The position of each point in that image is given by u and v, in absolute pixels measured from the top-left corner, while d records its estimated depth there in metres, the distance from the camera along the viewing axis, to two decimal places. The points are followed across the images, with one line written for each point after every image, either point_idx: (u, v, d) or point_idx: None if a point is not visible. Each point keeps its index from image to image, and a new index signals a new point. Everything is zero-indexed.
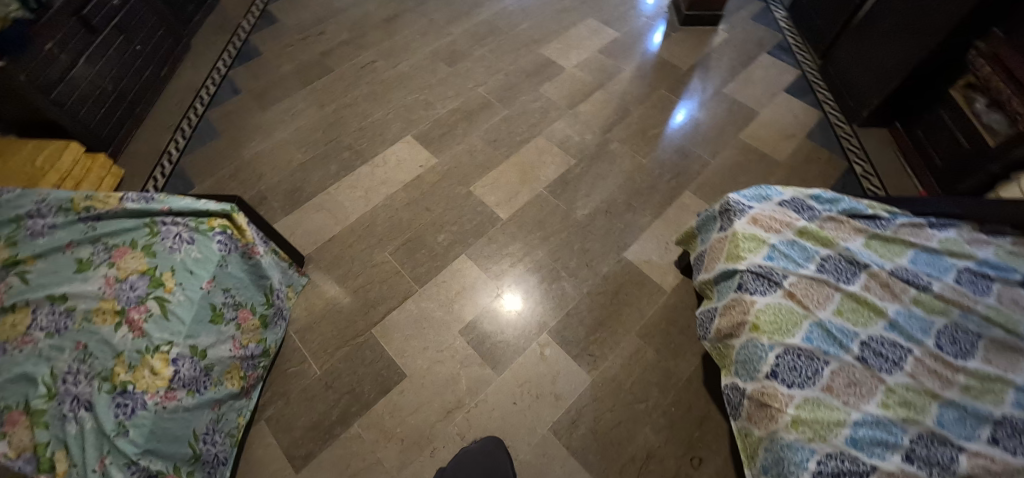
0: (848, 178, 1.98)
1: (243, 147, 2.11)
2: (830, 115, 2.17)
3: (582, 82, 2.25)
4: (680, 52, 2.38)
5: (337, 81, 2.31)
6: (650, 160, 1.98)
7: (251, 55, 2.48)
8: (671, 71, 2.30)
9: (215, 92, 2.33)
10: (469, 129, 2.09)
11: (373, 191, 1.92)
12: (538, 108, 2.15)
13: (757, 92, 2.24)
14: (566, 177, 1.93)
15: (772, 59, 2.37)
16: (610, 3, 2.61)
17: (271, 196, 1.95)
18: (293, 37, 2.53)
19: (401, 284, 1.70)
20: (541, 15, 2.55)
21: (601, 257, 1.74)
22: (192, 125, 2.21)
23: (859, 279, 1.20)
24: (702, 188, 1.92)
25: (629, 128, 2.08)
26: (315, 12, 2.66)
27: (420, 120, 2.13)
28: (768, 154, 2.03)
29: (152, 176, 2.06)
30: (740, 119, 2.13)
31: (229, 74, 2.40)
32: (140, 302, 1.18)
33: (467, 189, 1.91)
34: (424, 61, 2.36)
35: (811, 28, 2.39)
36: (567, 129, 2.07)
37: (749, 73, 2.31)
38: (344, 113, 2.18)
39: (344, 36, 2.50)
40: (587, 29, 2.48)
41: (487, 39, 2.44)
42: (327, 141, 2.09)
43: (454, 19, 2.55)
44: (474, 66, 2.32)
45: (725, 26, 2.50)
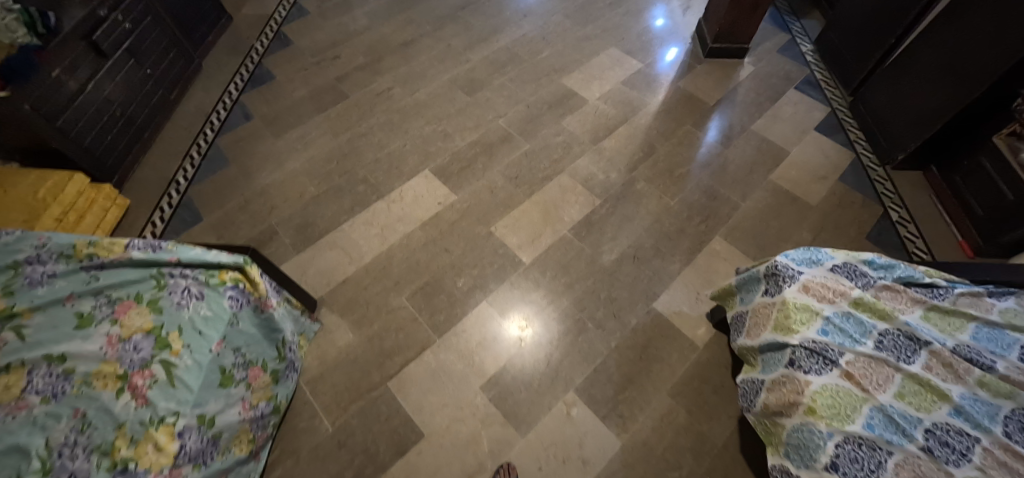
0: (884, 224, 1.89)
1: (254, 177, 2.03)
2: (862, 156, 2.09)
3: (606, 116, 2.17)
4: (706, 85, 2.30)
5: (352, 108, 2.23)
6: (678, 201, 1.90)
7: (263, 78, 2.40)
8: (698, 106, 2.22)
9: (225, 117, 2.26)
10: (489, 164, 2.01)
11: (390, 228, 1.84)
12: (561, 142, 2.07)
13: (787, 129, 2.16)
14: (591, 218, 1.85)
15: (801, 94, 2.29)
16: (632, 32, 2.54)
17: (282, 230, 1.87)
18: (307, 61, 2.46)
19: (419, 333, 1.62)
20: (562, 43, 2.47)
21: (630, 307, 1.65)
22: (202, 153, 2.14)
23: (920, 358, 1.11)
24: (733, 232, 1.83)
25: (655, 166, 2.00)
26: (329, 34, 2.59)
27: (438, 153, 2.05)
28: (801, 196, 1.94)
29: (159, 206, 1.98)
30: (771, 158, 2.05)
31: (240, 99, 2.33)
32: (144, 366, 1.09)
33: (487, 229, 1.83)
34: (442, 89, 2.28)
35: (841, 63, 2.31)
36: (591, 167, 1.99)
37: (778, 109, 2.23)
38: (358, 143, 2.10)
39: (359, 61, 2.43)
40: (610, 59, 2.41)
41: (507, 67, 2.37)
42: (341, 173, 2.01)
43: (473, 45, 2.48)
44: (493, 95, 2.25)
45: (751, 59, 2.43)
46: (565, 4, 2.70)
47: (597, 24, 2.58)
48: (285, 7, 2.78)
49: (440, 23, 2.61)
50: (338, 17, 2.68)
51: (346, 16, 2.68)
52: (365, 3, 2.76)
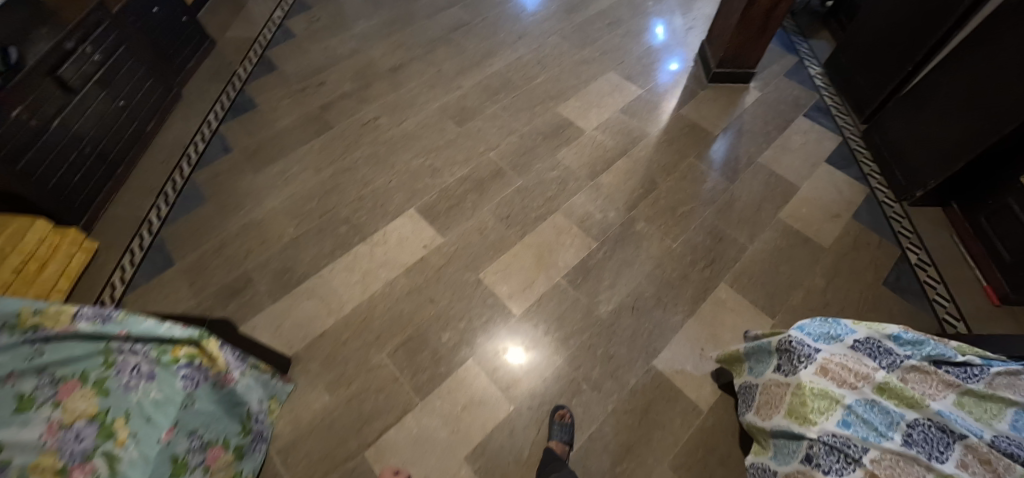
0: (903, 267, 1.76)
1: (230, 217, 1.92)
2: (877, 191, 1.95)
3: (604, 147, 2.04)
4: (710, 113, 2.18)
5: (336, 139, 2.12)
6: (681, 243, 1.77)
7: (245, 107, 2.30)
8: (701, 136, 2.09)
9: (203, 150, 2.15)
10: (479, 203, 1.88)
11: (372, 275, 1.73)
12: (556, 178, 1.94)
13: (797, 161, 2.02)
14: (587, 263, 1.72)
15: (811, 122, 2.16)
16: (632, 55, 2.42)
17: (258, 276, 1.76)
18: (290, 88, 2.35)
19: (400, 394, 1.50)
20: (559, 67, 2.35)
21: (628, 366, 1.53)
22: (177, 189, 2.03)
23: (954, 454, 0.94)
24: (740, 278, 1.70)
25: (656, 204, 1.87)
26: (315, 59, 2.47)
27: (425, 190, 1.93)
28: (812, 237, 1.81)
29: (130, 248, 1.88)
30: (780, 194, 1.91)
31: (221, 129, 2.22)
32: (86, 460, 0.96)
33: (476, 276, 1.70)
34: (431, 118, 2.17)
35: (852, 89, 2.18)
36: (588, 204, 1.86)
37: (787, 138, 2.09)
38: (341, 178, 1.99)
39: (346, 88, 2.32)
40: (608, 85, 2.28)
41: (500, 93, 2.25)
42: (321, 212, 1.90)
43: (465, 70, 2.36)
44: (485, 125, 2.13)
45: (757, 83, 2.30)
46: (562, 24, 2.57)
47: (595, 46, 2.46)
48: (270, 30, 2.67)
49: (431, 45, 2.49)
50: (325, 40, 2.57)
51: (333, 39, 2.57)
52: (354, 24, 2.65)
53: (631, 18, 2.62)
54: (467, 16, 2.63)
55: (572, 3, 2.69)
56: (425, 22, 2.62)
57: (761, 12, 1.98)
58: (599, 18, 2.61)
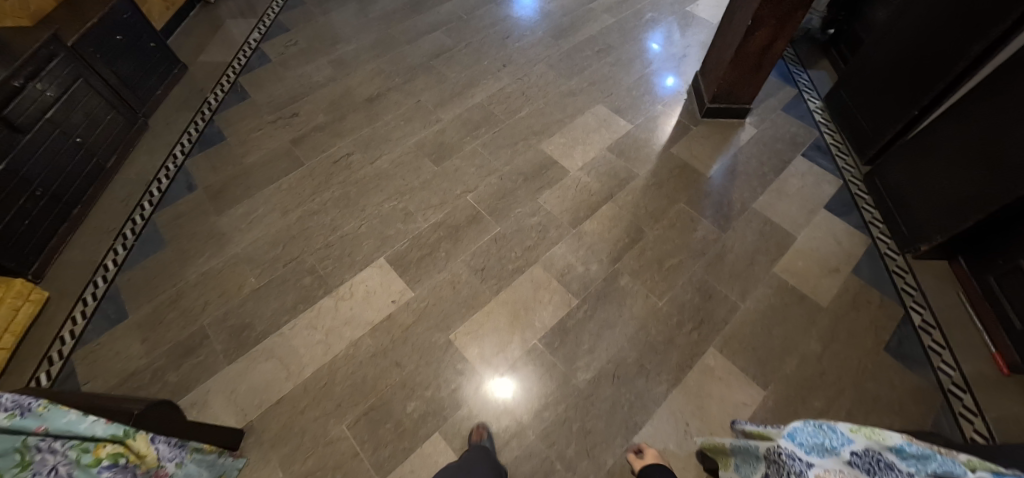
0: (905, 330, 1.64)
1: (189, 264, 1.81)
2: (878, 242, 1.83)
3: (588, 190, 1.91)
4: (703, 151, 2.05)
5: (306, 178, 2.00)
6: (667, 302, 1.66)
7: (213, 139, 2.18)
8: (693, 177, 1.96)
9: (167, 187, 2.04)
10: (453, 252, 1.77)
11: (335, 333, 1.61)
12: (536, 225, 1.82)
13: (794, 208, 1.90)
14: (565, 324, 1.61)
15: (809, 163, 2.03)
16: (621, 86, 2.29)
17: (213, 333, 1.64)
18: (261, 119, 2.23)
19: (359, 472, 1.39)
20: (543, 99, 2.23)
21: (606, 444, 1.41)
22: (137, 231, 1.92)
23: None
24: (730, 343, 1.58)
25: (642, 256, 1.75)
26: (289, 87, 2.36)
27: (396, 237, 1.81)
28: (808, 295, 1.69)
29: (82, 297, 1.76)
30: (775, 245, 1.79)
31: (187, 164, 2.11)
32: None
33: (446, 337, 1.59)
34: (407, 155, 2.05)
35: (853, 128, 2.05)
36: (569, 256, 1.75)
37: (783, 181, 1.97)
38: (308, 222, 1.87)
39: (319, 119, 2.21)
40: (595, 119, 2.16)
41: (481, 128, 2.13)
42: (286, 260, 1.78)
43: (445, 102, 2.24)
44: (463, 164, 2.01)
45: (753, 119, 2.17)
46: (549, 51, 2.45)
47: (583, 75, 2.33)
48: (245, 54, 2.56)
49: (411, 73, 2.37)
50: (301, 66, 2.45)
51: (309, 64, 2.46)
52: (332, 49, 2.53)
53: (622, 44, 2.50)
54: (450, 41, 2.52)
55: (560, 28, 2.57)
56: (406, 47, 2.50)
57: (757, 48, 1.86)
58: (588, 44, 2.49)
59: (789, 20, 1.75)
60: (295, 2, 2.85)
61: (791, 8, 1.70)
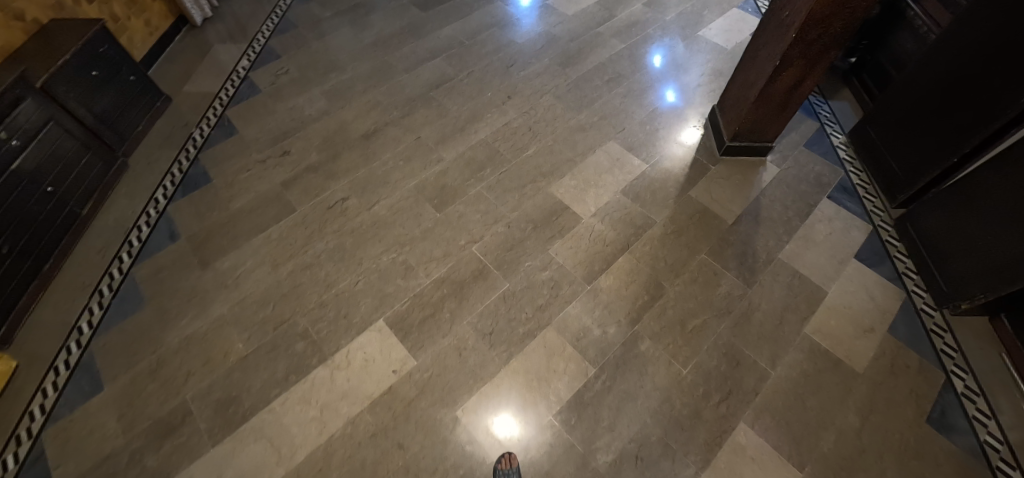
0: (948, 397, 1.52)
1: (171, 327, 1.66)
2: (913, 295, 1.71)
3: (603, 240, 1.78)
4: (724, 194, 1.92)
5: (298, 226, 1.86)
6: (692, 370, 1.53)
7: (198, 181, 2.03)
8: (714, 224, 1.83)
9: (148, 236, 1.89)
10: (457, 314, 1.63)
11: (331, 409, 1.48)
12: (547, 280, 1.69)
13: (823, 258, 1.77)
14: (582, 397, 1.48)
15: (836, 207, 1.91)
16: (633, 120, 2.16)
17: (197, 409, 1.50)
18: (249, 158, 2.08)
19: None
20: (552, 136, 2.09)
21: None
22: (114, 288, 1.77)
23: None
24: (761, 416, 1.46)
25: (662, 316, 1.62)
26: (279, 121, 2.21)
27: (395, 295, 1.68)
28: (843, 359, 1.57)
29: (54, 365, 1.61)
30: (805, 302, 1.67)
31: (169, 210, 1.96)
32: None
33: (453, 413, 1.46)
34: (406, 200, 1.90)
35: (882, 168, 1.93)
36: (584, 317, 1.62)
37: (810, 228, 1.84)
38: (301, 277, 1.73)
39: (312, 159, 2.06)
40: (608, 158, 2.02)
41: (486, 169, 1.99)
42: (276, 323, 1.64)
43: (446, 138, 2.09)
44: (467, 210, 1.87)
45: (774, 156, 2.05)
46: (556, 80, 2.31)
47: (593, 108, 2.20)
48: (233, 84, 2.41)
49: (409, 106, 2.23)
50: (292, 97, 2.30)
51: (301, 96, 2.31)
52: (326, 78, 2.38)
53: (633, 72, 2.37)
54: (452, 70, 2.38)
55: (567, 55, 2.44)
56: (404, 76, 2.36)
57: (783, 88, 1.72)
58: (597, 72, 2.35)
59: (820, 59, 1.62)
60: (286, 26, 2.71)
61: (823, 47, 1.57)
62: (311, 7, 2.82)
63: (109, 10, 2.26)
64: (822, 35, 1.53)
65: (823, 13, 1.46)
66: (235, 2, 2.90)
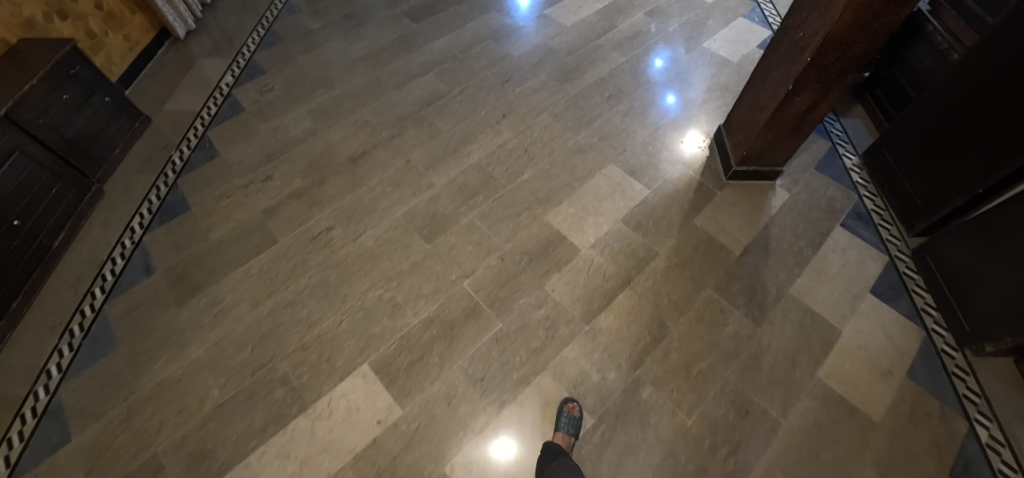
0: (972, 448, 1.41)
1: (145, 371, 1.57)
2: (933, 334, 1.61)
3: (602, 274, 1.68)
4: (732, 222, 1.81)
5: (280, 259, 1.75)
6: (697, 419, 1.43)
7: (176, 209, 1.93)
8: (721, 256, 1.73)
9: (123, 269, 1.80)
10: (447, 357, 1.53)
11: (311, 464, 1.38)
12: (543, 320, 1.59)
13: (837, 293, 1.66)
14: (580, 451, 1.38)
15: (849, 235, 1.80)
16: (634, 141, 2.05)
17: (170, 463, 1.41)
18: (230, 184, 1.98)
19: None
20: (550, 158, 1.98)
21: None
22: (86, 326, 1.67)
23: None
24: (771, 472, 1.36)
25: (666, 360, 1.52)
26: (262, 143, 2.11)
27: (381, 337, 1.58)
28: (859, 406, 1.46)
29: (19, 413, 1.51)
30: (818, 343, 1.56)
31: (146, 240, 1.86)
32: None
33: (441, 469, 1.37)
34: (394, 230, 1.80)
35: (899, 194, 1.82)
36: (582, 361, 1.52)
37: (823, 259, 1.73)
38: (281, 316, 1.63)
39: (296, 184, 1.96)
40: (608, 183, 1.91)
41: (479, 195, 1.87)
42: (254, 367, 1.55)
43: (437, 162, 1.98)
44: (459, 241, 1.76)
45: (784, 180, 1.94)
46: (553, 97, 2.20)
47: (593, 127, 2.09)
48: (215, 102, 2.30)
49: (399, 126, 2.12)
50: (276, 116, 2.20)
51: (286, 115, 2.20)
52: (313, 95, 2.27)
53: (635, 88, 2.25)
54: (444, 86, 2.27)
55: (565, 70, 2.32)
56: (394, 93, 2.25)
57: (795, 112, 1.61)
58: (596, 89, 2.24)
59: (837, 83, 1.50)
60: (272, 39, 2.60)
61: (840, 72, 1.46)
62: (299, 18, 2.71)
63: (85, 26, 2.17)
64: (840, 59, 1.42)
65: (841, 36, 1.35)
66: (220, 13, 2.80)
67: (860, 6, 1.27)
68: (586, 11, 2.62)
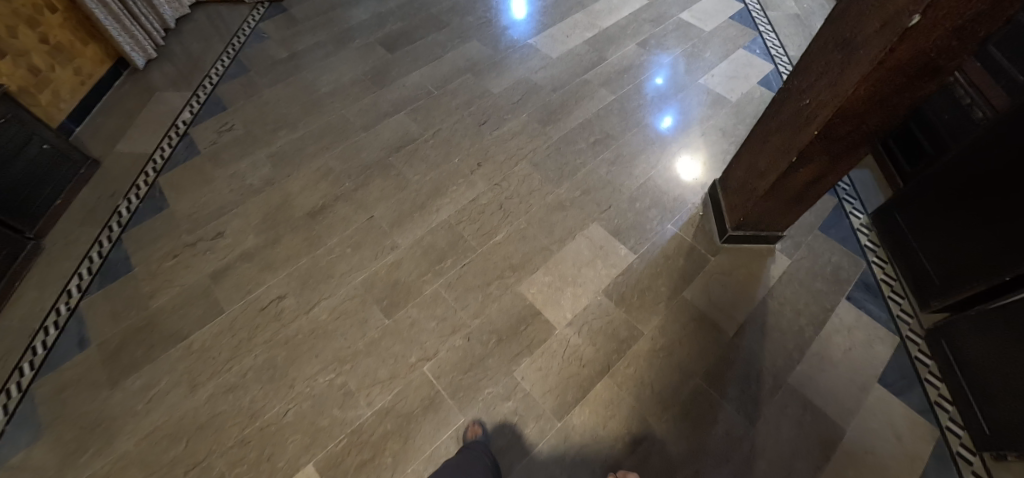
0: None
1: (67, 466, 1.40)
2: (947, 432, 1.43)
3: (578, 358, 1.51)
4: (725, 295, 1.63)
5: (224, 333, 1.59)
6: None
7: (119, 269, 1.77)
8: (712, 337, 1.55)
9: (55, 341, 1.62)
10: (401, 458, 1.37)
11: None
12: (510, 414, 1.42)
13: (841, 384, 1.49)
14: None
15: (856, 312, 1.62)
16: (622, 196, 1.87)
17: None
18: (178, 241, 1.81)
19: None
20: (527, 215, 1.80)
21: None
22: (8, 410, 1.50)
23: None
24: None
25: (646, 466, 1.35)
26: (216, 193, 1.94)
27: (329, 431, 1.41)
28: None
29: None
30: (819, 445, 1.39)
31: (83, 307, 1.69)
32: None
33: None
34: (351, 301, 1.63)
35: (913, 265, 1.63)
36: (552, 465, 1.35)
37: (826, 341, 1.56)
38: (221, 403, 1.47)
39: (249, 242, 1.79)
40: (590, 246, 1.73)
41: (446, 259, 1.70)
42: (188, 465, 1.39)
43: (403, 219, 1.81)
44: (421, 315, 1.59)
45: (785, 243, 1.76)
46: (534, 142, 2.02)
47: (575, 179, 1.91)
48: (170, 142, 2.14)
49: (364, 174, 1.95)
50: (234, 162, 2.04)
51: (244, 160, 2.04)
52: (274, 137, 2.11)
53: (624, 132, 2.06)
54: (416, 128, 2.09)
55: (548, 109, 2.14)
56: (362, 135, 2.08)
57: (798, 183, 1.42)
58: (581, 133, 2.05)
59: (846, 157, 1.31)
60: (237, 70, 2.43)
61: (851, 146, 1.26)
62: (267, 46, 2.54)
63: (27, 62, 1.99)
64: (852, 133, 1.22)
65: (854, 111, 1.16)
66: (184, 39, 2.62)
67: (878, 81, 1.07)
68: (574, 41, 2.44)
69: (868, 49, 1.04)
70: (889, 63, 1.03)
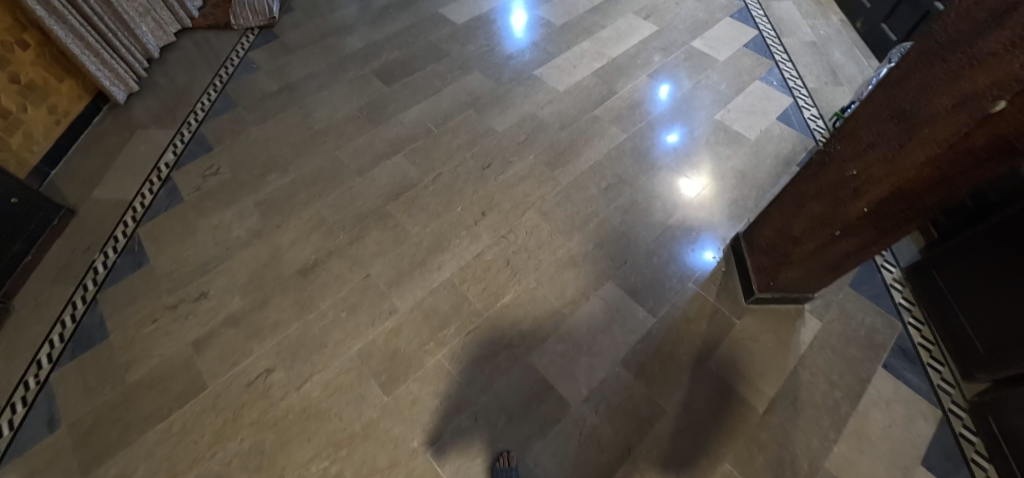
0: None
1: None
2: None
3: (596, 442, 1.38)
4: (753, 365, 1.51)
5: (208, 413, 1.45)
6: None
7: (93, 335, 1.62)
8: (741, 414, 1.42)
9: (21, 422, 1.46)
10: None
11: None
12: None
13: (882, 468, 1.36)
14: None
15: (894, 383, 1.50)
16: (638, 249, 1.74)
17: None
18: (158, 303, 1.67)
19: None
20: (536, 273, 1.67)
21: None
22: None
23: None
24: None
25: None
26: (200, 246, 1.80)
27: None
28: None
29: None
30: None
31: (52, 380, 1.53)
32: None
33: None
34: (346, 375, 1.50)
35: (953, 331, 1.50)
36: None
37: (863, 418, 1.43)
38: None
39: (235, 305, 1.65)
40: (605, 309, 1.60)
41: (449, 325, 1.57)
42: None
43: (402, 278, 1.67)
44: (423, 391, 1.46)
45: (814, 302, 1.63)
46: (542, 188, 1.89)
47: (587, 230, 1.78)
48: (152, 188, 1.99)
49: (360, 225, 1.81)
50: (219, 210, 1.90)
51: (231, 208, 1.90)
52: (263, 182, 1.97)
53: (637, 175, 1.94)
54: (415, 171, 1.96)
55: (556, 151, 2.01)
56: (357, 180, 1.94)
57: (836, 253, 1.29)
58: (592, 177, 1.92)
59: (896, 231, 1.13)
60: (224, 105, 2.29)
61: (902, 222, 1.11)
62: (256, 78, 2.40)
63: None
64: (905, 210, 1.08)
65: (912, 189, 1.03)
66: (169, 69, 2.47)
67: (945, 161, 0.95)
68: (582, 72, 2.31)
69: (936, 128, 0.92)
70: (961, 146, 0.90)
